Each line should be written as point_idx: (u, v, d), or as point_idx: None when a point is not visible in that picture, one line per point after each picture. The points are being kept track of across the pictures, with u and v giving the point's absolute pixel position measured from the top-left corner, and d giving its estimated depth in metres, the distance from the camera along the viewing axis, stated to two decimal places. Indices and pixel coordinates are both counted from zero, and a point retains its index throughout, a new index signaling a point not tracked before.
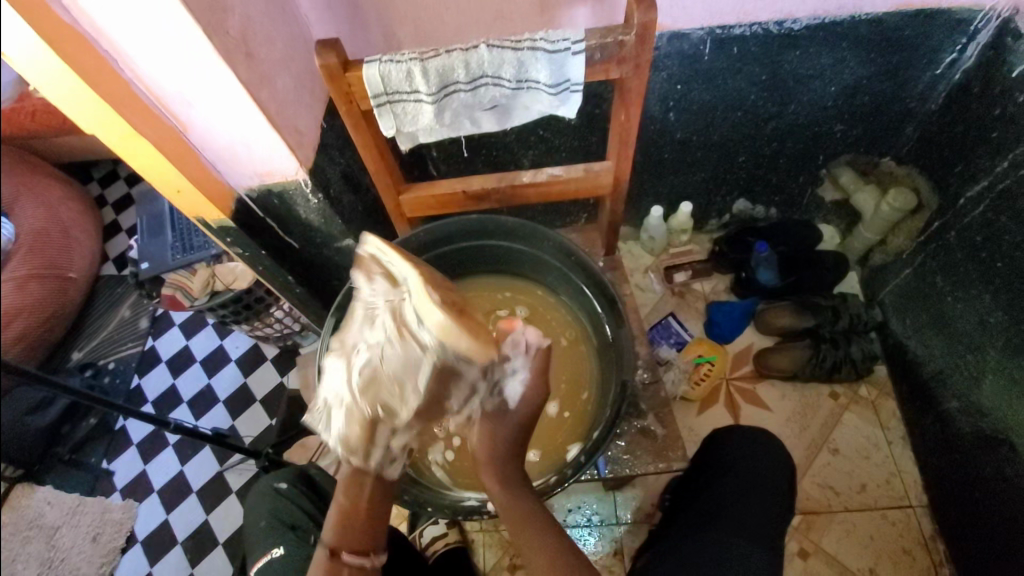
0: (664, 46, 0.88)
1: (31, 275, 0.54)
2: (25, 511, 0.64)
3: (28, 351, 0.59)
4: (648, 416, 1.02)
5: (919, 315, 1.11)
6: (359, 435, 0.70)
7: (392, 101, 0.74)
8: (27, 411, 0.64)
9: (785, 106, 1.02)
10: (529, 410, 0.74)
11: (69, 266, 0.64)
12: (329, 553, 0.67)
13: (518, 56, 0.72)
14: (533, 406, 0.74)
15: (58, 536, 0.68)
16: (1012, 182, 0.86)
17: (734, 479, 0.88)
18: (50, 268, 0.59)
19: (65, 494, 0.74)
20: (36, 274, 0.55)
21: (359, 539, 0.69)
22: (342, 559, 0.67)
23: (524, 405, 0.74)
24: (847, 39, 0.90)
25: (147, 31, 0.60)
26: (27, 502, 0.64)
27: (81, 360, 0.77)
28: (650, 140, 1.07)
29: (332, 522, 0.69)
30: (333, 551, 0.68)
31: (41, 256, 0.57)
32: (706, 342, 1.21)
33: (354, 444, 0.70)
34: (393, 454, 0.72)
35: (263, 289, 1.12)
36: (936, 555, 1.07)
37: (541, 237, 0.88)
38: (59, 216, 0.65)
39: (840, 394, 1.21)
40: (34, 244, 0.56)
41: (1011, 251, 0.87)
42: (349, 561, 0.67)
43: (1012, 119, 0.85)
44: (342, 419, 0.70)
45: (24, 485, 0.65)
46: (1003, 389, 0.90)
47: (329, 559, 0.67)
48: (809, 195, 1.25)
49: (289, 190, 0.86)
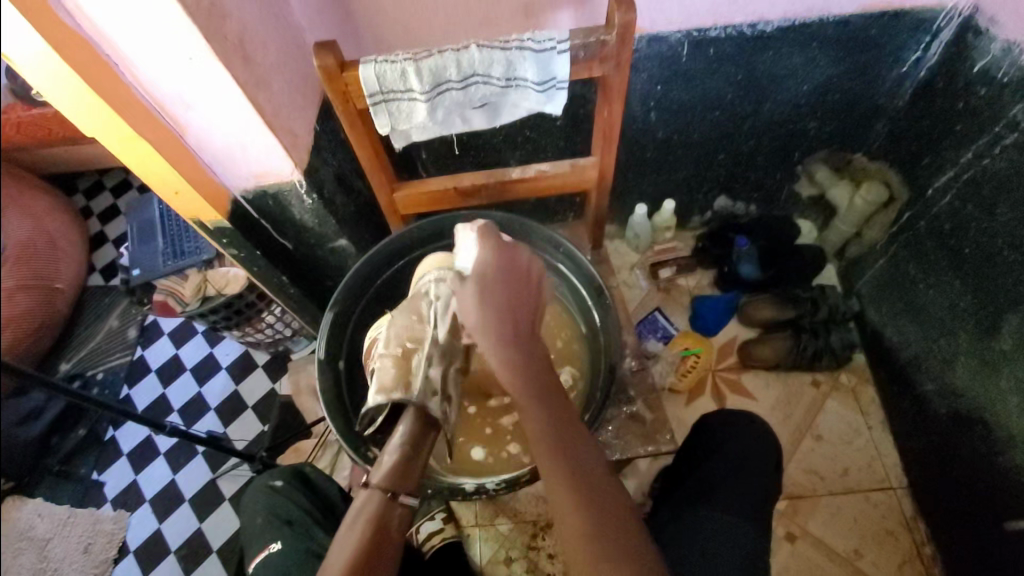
0: (644, 48, 0.92)
1: (20, 288, 0.50)
2: (15, 524, 0.56)
3: (23, 359, 0.59)
4: (636, 402, 1.06)
5: (894, 302, 1.15)
6: (396, 375, 0.74)
7: (387, 100, 0.77)
8: (19, 422, 0.62)
9: (760, 104, 1.06)
10: (494, 297, 0.66)
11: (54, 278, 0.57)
12: (389, 495, 0.67)
13: (507, 56, 0.75)
14: (492, 289, 0.67)
15: (45, 549, 0.66)
16: (976, 172, 0.91)
17: (719, 458, 0.91)
18: (32, 281, 0.53)
19: (55, 506, 0.72)
20: (22, 286, 0.51)
21: (408, 480, 0.70)
22: (400, 499, 0.68)
23: (490, 294, 0.66)
24: (817, 40, 0.95)
25: (150, 36, 0.62)
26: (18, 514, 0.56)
27: (70, 372, 0.78)
28: (632, 138, 1.11)
29: (388, 466, 0.69)
30: (391, 493, 0.67)
31: (29, 267, 0.53)
32: (692, 336, 1.23)
33: (390, 384, 0.73)
34: (433, 386, 0.74)
35: (253, 294, 1.15)
36: (917, 535, 1.11)
37: (530, 230, 0.92)
38: (45, 225, 0.58)
39: (821, 381, 1.25)
40: (14, 262, 0.50)
41: (978, 237, 0.92)
42: (404, 501, 0.68)
43: (975, 111, 0.90)
44: (377, 377, 0.74)
45: (14, 497, 0.57)
46: (976, 370, 0.95)
47: (388, 500, 0.67)
48: (787, 190, 1.30)
49: (284, 192, 0.88)
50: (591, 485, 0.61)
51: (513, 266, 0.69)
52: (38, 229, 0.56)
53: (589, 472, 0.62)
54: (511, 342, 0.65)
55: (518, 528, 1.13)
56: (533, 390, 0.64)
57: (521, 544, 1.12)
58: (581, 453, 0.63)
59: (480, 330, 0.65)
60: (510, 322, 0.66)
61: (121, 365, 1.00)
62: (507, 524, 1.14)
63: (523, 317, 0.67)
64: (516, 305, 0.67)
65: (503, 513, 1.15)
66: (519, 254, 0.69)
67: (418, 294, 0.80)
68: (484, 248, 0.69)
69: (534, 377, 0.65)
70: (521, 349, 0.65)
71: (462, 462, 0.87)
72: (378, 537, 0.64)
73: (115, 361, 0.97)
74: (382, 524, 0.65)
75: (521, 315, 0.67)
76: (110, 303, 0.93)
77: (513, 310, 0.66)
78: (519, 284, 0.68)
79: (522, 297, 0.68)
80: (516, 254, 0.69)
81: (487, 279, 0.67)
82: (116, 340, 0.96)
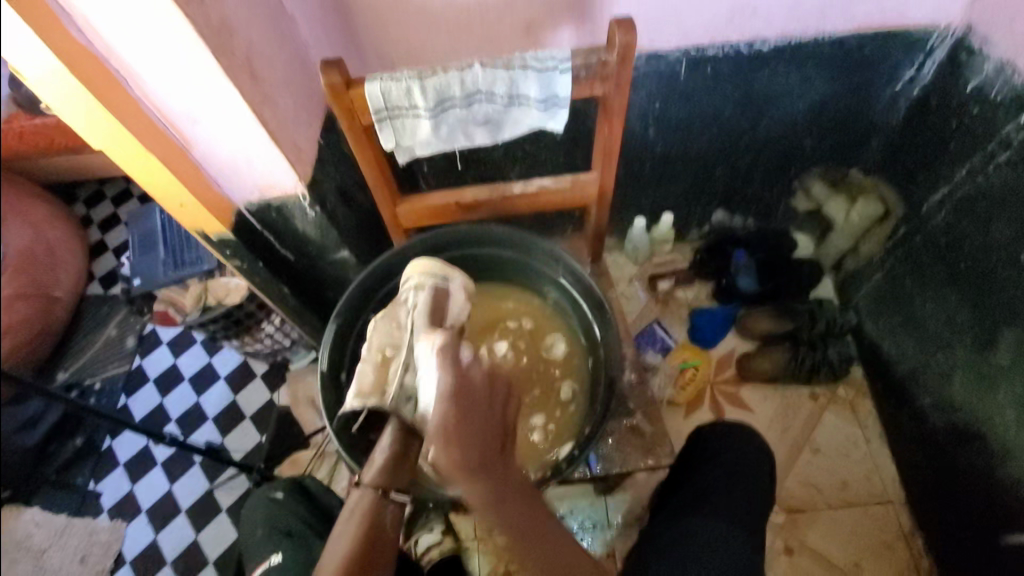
0: (643, 65, 0.94)
1: None
2: None
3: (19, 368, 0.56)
4: (636, 414, 1.07)
5: (891, 316, 1.16)
6: (375, 381, 0.78)
7: (391, 117, 0.78)
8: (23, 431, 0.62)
9: (758, 121, 1.08)
10: (460, 438, 0.61)
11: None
12: (380, 491, 0.69)
13: (510, 74, 0.76)
14: (457, 430, 0.62)
15: None
16: (971, 189, 0.93)
17: (718, 470, 0.91)
18: None
19: None
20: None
21: (399, 479, 0.72)
22: (391, 496, 0.69)
23: (455, 440, 0.61)
24: (813, 59, 0.96)
25: (159, 52, 0.63)
26: None
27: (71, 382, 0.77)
28: (632, 153, 1.12)
29: (378, 466, 0.71)
30: (383, 490, 0.69)
31: None
32: (689, 348, 1.27)
33: (368, 389, 0.77)
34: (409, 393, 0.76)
35: (254, 304, 1.14)
36: (915, 548, 1.11)
37: (530, 244, 0.93)
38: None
39: (819, 394, 1.25)
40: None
41: (973, 253, 0.93)
42: (396, 499, 0.70)
43: (968, 130, 0.91)
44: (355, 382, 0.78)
45: None
46: (972, 384, 0.95)
47: (381, 496, 0.69)
48: (784, 205, 1.31)
49: (287, 205, 0.89)
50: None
51: (473, 398, 0.64)
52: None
53: (574, 568, 0.66)
54: (488, 477, 0.62)
55: None
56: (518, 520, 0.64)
57: None
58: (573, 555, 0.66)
59: (457, 476, 0.61)
60: (481, 452, 0.62)
61: (121, 375, 1.03)
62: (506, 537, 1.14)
63: (494, 441, 0.64)
64: (485, 426, 0.63)
65: None
66: (478, 375, 0.66)
67: (400, 301, 0.83)
68: (447, 382, 0.64)
69: (516, 499, 0.64)
70: (501, 472, 0.63)
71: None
72: (374, 533, 0.65)
73: None
74: (377, 520, 0.67)
75: (493, 442, 0.64)
76: None
77: (483, 438, 0.63)
78: (488, 405, 0.65)
79: (490, 419, 0.64)
80: (474, 384, 0.65)
81: (449, 427, 0.62)
82: (116, 350, 0.97)
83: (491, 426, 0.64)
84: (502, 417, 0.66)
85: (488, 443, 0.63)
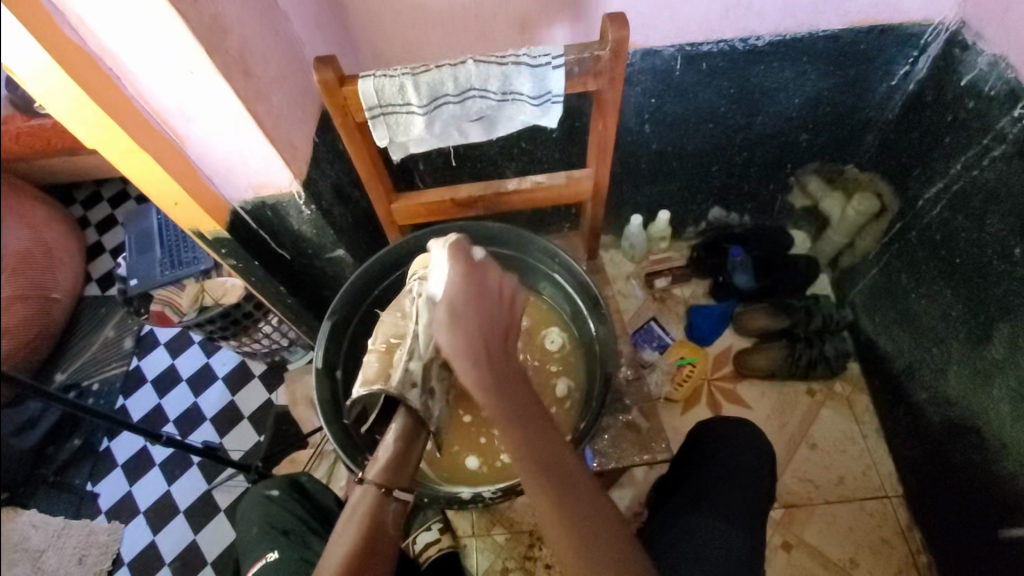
0: (638, 62, 0.94)
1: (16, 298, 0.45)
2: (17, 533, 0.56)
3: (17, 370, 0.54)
4: (633, 411, 1.07)
5: (887, 311, 1.16)
6: (380, 368, 0.77)
7: (385, 113, 0.78)
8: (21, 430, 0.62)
9: (753, 117, 1.08)
10: (464, 314, 0.65)
11: (52, 286, 0.51)
12: (384, 489, 0.69)
13: (503, 71, 0.76)
14: (462, 307, 0.65)
15: (42, 559, 0.66)
16: (965, 183, 0.93)
17: (715, 465, 0.92)
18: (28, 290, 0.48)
19: (53, 516, 0.72)
20: (21, 296, 0.45)
21: (401, 477, 0.72)
22: (394, 494, 0.70)
23: (459, 321, 0.64)
24: (808, 55, 0.97)
25: (153, 50, 0.63)
26: (22, 522, 0.56)
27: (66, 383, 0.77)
28: (628, 150, 1.12)
29: (382, 464, 0.71)
30: (386, 488, 0.69)
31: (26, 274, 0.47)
32: (686, 345, 1.25)
33: (373, 377, 0.76)
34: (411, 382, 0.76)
35: (251, 304, 1.15)
36: (912, 543, 1.11)
37: (525, 241, 0.93)
38: (43, 232, 0.52)
39: (816, 390, 1.26)
40: (16, 274, 0.45)
41: (968, 247, 0.93)
42: (398, 497, 0.70)
43: (963, 125, 0.91)
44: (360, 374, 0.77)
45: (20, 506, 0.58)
46: (967, 378, 0.96)
47: (384, 494, 0.69)
48: (780, 202, 1.31)
49: (282, 203, 0.89)
50: (568, 487, 0.60)
51: (480, 284, 0.68)
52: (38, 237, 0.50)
53: (566, 478, 0.60)
54: (484, 352, 0.63)
55: (514, 538, 1.13)
56: (512, 402, 0.61)
57: (518, 554, 1.11)
58: (567, 462, 0.61)
59: (452, 347, 0.63)
60: (482, 330, 0.64)
61: (117, 375, 1.02)
62: (504, 534, 1.13)
63: (497, 328, 0.66)
64: (489, 313, 0.66)
65: (500, 522, 1.15)
66: (488, 274, 0.68)
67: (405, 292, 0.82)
68: (456, 266, 0.68)
69: (511, 385, 0.63)
70: (497, 357, 0.64)
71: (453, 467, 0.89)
72: (378, 530, 0.65)
73: (112, 371, 0.99)
74: (381, 517, 0.67)
75: (495, 326, 0.66)
76: (106, 312, 0.94)
77: (486, 321, 0.65)
78: (495, 296, 0.68)
79: (494, 310, 0.67)
80: (485, 274, 0.69)
81: (457, 309, 0.65)
82: (112, 350, 0.97)
83: (493, 316, 0.66)
84: (508, 312, 0.68)
85: (489, 323, 0.66)
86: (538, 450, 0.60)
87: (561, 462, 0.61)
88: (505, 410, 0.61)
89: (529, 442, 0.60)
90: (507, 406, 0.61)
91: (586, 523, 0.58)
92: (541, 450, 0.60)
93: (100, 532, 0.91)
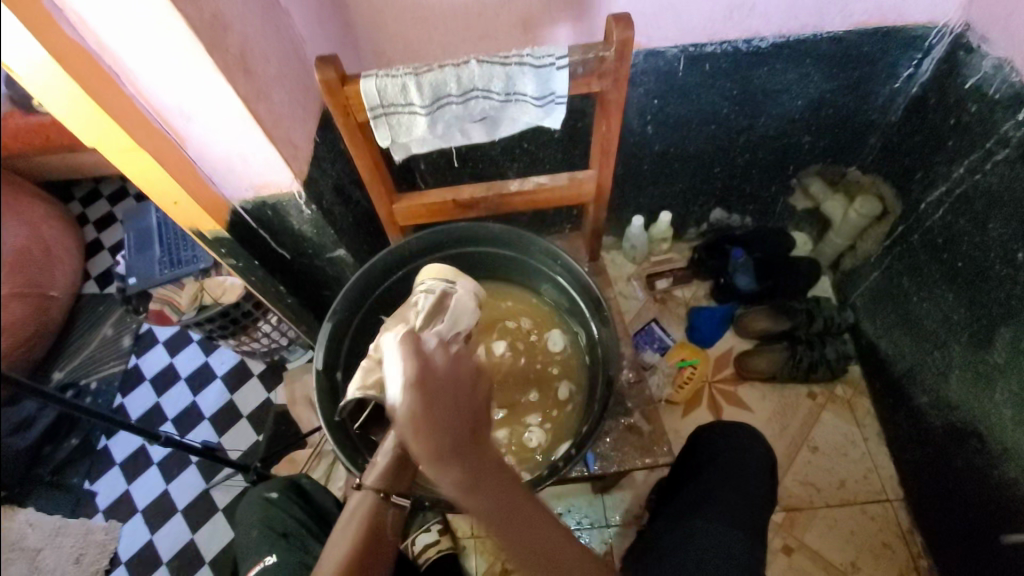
0: (641, 63, 0.94)
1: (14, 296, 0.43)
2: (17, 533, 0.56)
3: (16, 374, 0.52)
4: (634, 413, 1.06)
5: (889, 315, 1.16)
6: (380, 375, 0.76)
7: (387, 113, 0.78)
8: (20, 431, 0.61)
9: (755, 119, 1.08)
10: (430, 415, 0.58)
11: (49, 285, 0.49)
12: (382, 494, 0.68)
13: (506, 71, 0.76)
14: (425, 410, 0.58)
15: (41, 559, 0.66)
16: (969, 187, 0.92)
17: (718, 469, 0.91)
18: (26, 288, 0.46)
19: (51, 516, 0.72)
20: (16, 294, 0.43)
21: (401, 483, 0.70)
22: (392, 500, 0.68)
23: (428, 422, 0.58)
24: (811, 56, 0.96)
25: (153, 49, 0.63)
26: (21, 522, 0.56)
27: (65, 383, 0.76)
28: (630, 151, 1.12)
29: (381, 469, 0.69)
30: (384, 493, 0.68)
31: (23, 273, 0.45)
32: (687, 346, 1.25)
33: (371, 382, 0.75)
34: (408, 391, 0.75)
35: (251, 303, 1.14)
36: (913, 547, 1.11)
37: (527, 243, 0.92)
38: (40, 231, 0.50)
39: (817, 393, 1.25)
40: (11, 273, 0.43)
41: (970, 251, 0.93)
42: (396, 502, 0.68)
43: (967, 128, 0.91)
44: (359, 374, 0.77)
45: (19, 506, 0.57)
46: (969, 383, 0.95)
47: (382, 500, 0.68)
48: (782, 204, 1.31)
49: (282, 203, 0.89)
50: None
51: (440, 382, 0.61)
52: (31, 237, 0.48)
53: (564, 562, 0.58)
54: (461, 444, 0.57)
55: None
56: (497, 504, 0.57)
57: None
58: (565, 549, 0.59)
59: (425, 454, 0.57)
60: (452, 428, 0.58)
61: (116, 374, 1.02)
62: None
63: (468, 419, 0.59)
64: (457, 401, 0.60)
65: None
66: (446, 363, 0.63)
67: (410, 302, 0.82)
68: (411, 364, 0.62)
69: (493, 482, 0.58)
70: (470, 452, 0.57)
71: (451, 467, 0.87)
72: (373, 537, 0.65)
73: (111, 370, 0.98)
74: (377, 524, 0.66)
75: (465, 418, 0.59)
76: (105, 311, 0.93)
77: (454, 415, 0.59)
78: (462, 382, 0.62)
79: (461, 402, 0.60)
80: (442, 369, 0.62)
81: (420, 412, 0.58)
82: (111, 350, 0.97)
83: (463, 405, 0.60)
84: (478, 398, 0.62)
85: (457, 416, 0.59)
86: (533, 542, 0.58)
87: (556, 552, 0.58)
88: (494, 518, 0.57)
89: (523, 537, 0.58)
90: (491, 503, 0.57)
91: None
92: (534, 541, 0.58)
93: (97, 531, 0.91)
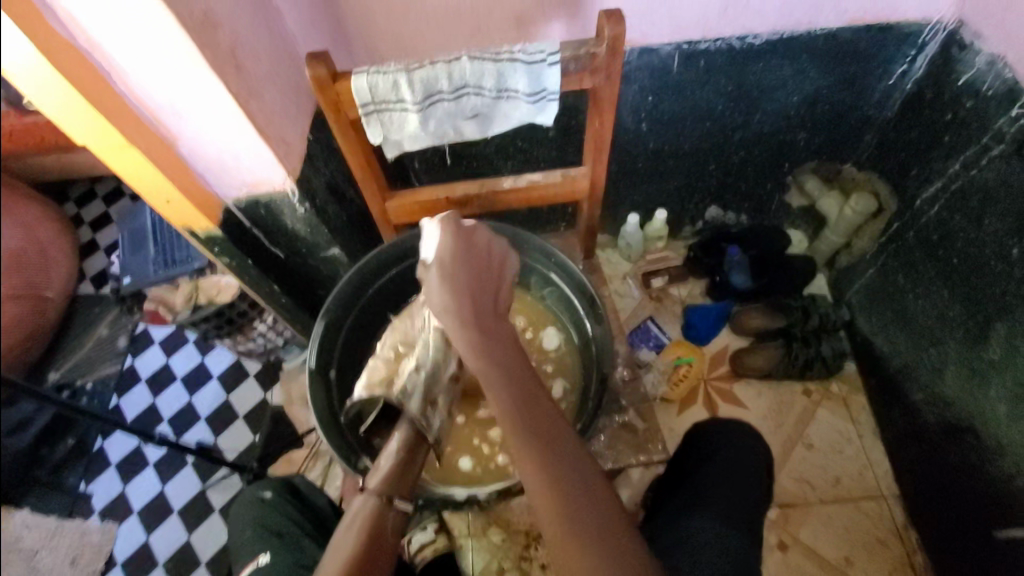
0: (635, 60, 0.94)
1: None
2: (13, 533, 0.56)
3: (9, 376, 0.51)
4: (628, 411, 1.12)
5: (884, 311, 1.16)
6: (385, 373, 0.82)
7: (378, 110, 0.77)
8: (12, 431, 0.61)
9: (751, 116, 1.08)
10: (455, 278, 0.72)
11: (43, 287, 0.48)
12: (385, 499, 0.67)
13: (498, 67, 0.76)
14: (453, 270, 0.72)
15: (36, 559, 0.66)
16: (964, 183, 0.92)
17: (713, 466, 0.91)
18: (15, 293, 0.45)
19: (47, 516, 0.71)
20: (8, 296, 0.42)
21: (403, 487, 0.70)
22: (395, 504, 0.68)
23: (453, 277, 0.71)
24: (805, 52, 0.96)
25: (144, 46, 0.62)
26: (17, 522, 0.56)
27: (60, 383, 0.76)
28: (625, 149, 1.12)
29: (385, 471, 0.70)
30: (387, 497, 0.68)
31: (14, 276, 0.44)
32: (683, 345, 1.25)
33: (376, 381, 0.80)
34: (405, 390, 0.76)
35: (246, 303, 1.14)
36: (909, 544, 1.11)
37: (521, 241, 0.92)
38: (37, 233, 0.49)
39: (812, 390, 1.25)
40: None
41: (965, 247, 0.93)
42: (398, 506, 0.68)
43: (961, 124, 0.91)
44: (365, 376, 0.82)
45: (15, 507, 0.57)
46: (964, 378, 0.95)
47: (385, 503, 0.67)
48: (777, 200, 1.31)
49: (276, 201, 0.88)
50: (570, 473, 0.60)
51: (471, 250, 0.75)
52: (27, 235, 0.46)
53: (564, 452, 0.61)
54: (480, 312, 0.70)
55: (509, 539, 1.12)
56: (510, 379, 0.65)
57: (513, 555, 1.11)
58: (567, 443, 0.62)
59: (445, 308, 0.69)
60: (473, 290, 0.72)
61: (112, 375, 1.01)
62: (500, 534, 1.13)
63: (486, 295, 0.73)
64: (482, 272, 0.75)
65: (495, 523, 1.14)
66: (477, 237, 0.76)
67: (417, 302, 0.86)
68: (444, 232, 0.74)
69: (505, 357, 0.66)
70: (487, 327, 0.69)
71: (451, 472, 0.93)
72: (376, 538, 0.64)
73: (106, 371, 0.97)
74: (380, 527, 0.65)
75: (485, 288, 0.74)
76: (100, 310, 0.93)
77: (477, 283, 0.73)
78: (485, 264, 0.76)
79: (485, 273, 0.75)
80: (474, 239, 0.76)
81: (449, 281, 0.71)
82: (106, 349, 0.96)
83: (483, 278, 0.74)
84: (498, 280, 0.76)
85: (478, 287, 0.73)
86: (537, 424, 0.62)
87: (559, 434, 0.62)
88: (504, 389, 0.64)
89: (528, 416, 0.62)
90: (501, 377, 0.65)
91: (584, 502, 0.59)
92: (540, 425, 0.62)
93: (94, 532, 0.90)
